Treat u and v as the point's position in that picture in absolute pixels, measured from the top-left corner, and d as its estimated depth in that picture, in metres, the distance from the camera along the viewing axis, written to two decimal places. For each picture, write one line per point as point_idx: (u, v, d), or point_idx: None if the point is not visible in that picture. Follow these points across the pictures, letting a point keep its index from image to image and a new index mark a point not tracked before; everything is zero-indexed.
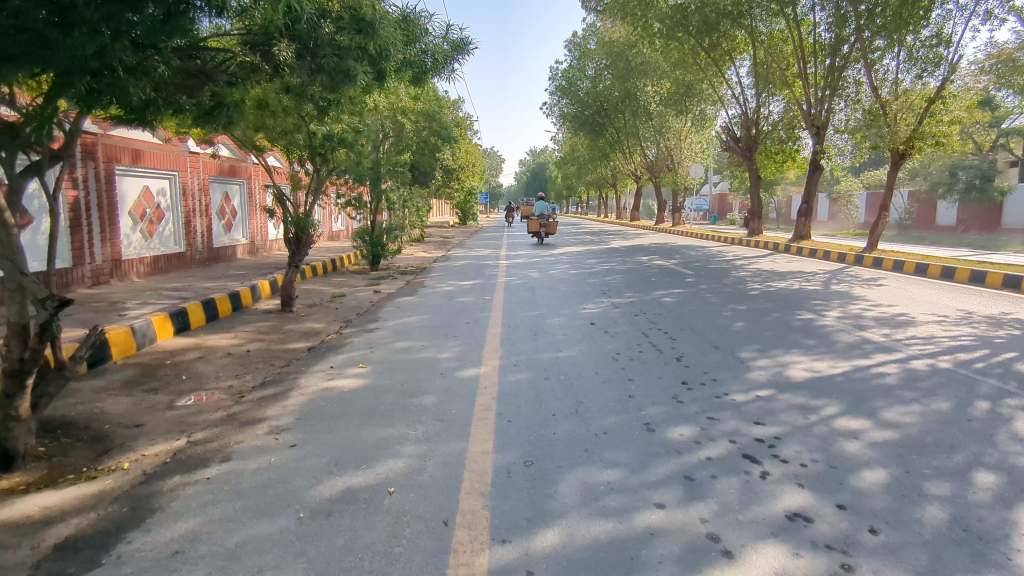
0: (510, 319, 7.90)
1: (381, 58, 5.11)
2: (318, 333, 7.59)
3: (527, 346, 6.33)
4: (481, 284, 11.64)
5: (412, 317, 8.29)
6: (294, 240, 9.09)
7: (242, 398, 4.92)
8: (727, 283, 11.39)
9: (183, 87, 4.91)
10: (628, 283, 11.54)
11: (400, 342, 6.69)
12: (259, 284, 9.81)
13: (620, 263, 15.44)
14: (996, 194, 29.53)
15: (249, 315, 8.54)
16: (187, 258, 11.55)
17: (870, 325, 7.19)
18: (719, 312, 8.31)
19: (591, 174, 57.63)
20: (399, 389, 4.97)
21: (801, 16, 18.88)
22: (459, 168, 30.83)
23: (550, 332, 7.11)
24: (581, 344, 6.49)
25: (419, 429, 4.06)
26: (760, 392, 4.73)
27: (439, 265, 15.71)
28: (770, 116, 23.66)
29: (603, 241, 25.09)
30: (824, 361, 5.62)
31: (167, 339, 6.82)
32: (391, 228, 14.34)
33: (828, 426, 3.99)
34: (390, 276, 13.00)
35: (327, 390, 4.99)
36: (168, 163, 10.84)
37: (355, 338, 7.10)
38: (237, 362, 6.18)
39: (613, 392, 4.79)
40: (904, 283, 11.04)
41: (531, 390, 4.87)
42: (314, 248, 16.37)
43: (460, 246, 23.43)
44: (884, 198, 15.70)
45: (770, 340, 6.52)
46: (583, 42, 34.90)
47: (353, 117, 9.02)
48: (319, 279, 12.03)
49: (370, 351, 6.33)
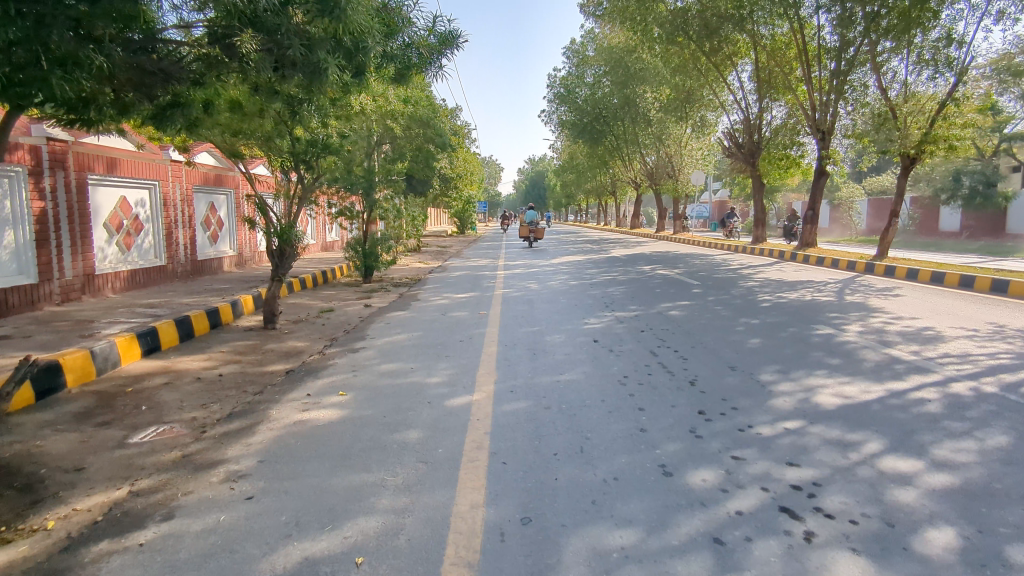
0: (507, 337, 7.35)
1: (356, 52, 4.68)
2: (299, 353, 7.04)
3: (525, 369, 5.78)
4: (478, 297, 11.10)
5: (402, 334, 7.74)
6: (277, 253, 8.54)
7: (204, 433, 4.36)
8: (736, 294, 10.84)
9: (139, 86, 4.45)
10: (632, 294, 11.00)
11: (387, 365, 6.15)
12: (242, 299, 9.26)
13: (622, 273, 14.91)
14: (1000, 200, 29.05)
15: (228, 333, 7.99)
16: (168, 271, 11.02)
17: (896, 341, 6.64)
18: (731, 327, 7.76)
19: (590, 182, 57.24)
20: (380, 423, 4.41)
21: (804, 19, 18.44)
22: (456, 176, 30.42)
23: (550, 351, 6.56)
24: (584, 365, 5.94)
25: (399, 474, 3.50)
26: (788, 423, 4.18)
27: (434, 276, 15.17)
28: (773, 121, 23.22)
29: (604, 249, 24.58)
30: (854, 384, 5.07)
31: (133, 363, 6.27)
32: (384, 238, 13.81)
33: (875, 469, 3.43)
34: (382, 289, 12.48)
35: (300, 424, 4.44)
36: (146, 172, 10.34)
37: (338, 359, 6.55)
38: (206, 389, 5.61)
39: (621, 425, 4.23)
40: (923, 293, 10.49)
41: (529, 423, 4.31)
42: (306, 259, 15.84)
43: (458, 255, 22.92)
44: (894, 204, 15.17)
45: (790, 359, 5.97)
46: (582, 48, 34.52)
47: (340, 121, 8.50)
48: (308, 293, 11.48)
49: (353, 376, 5.78)
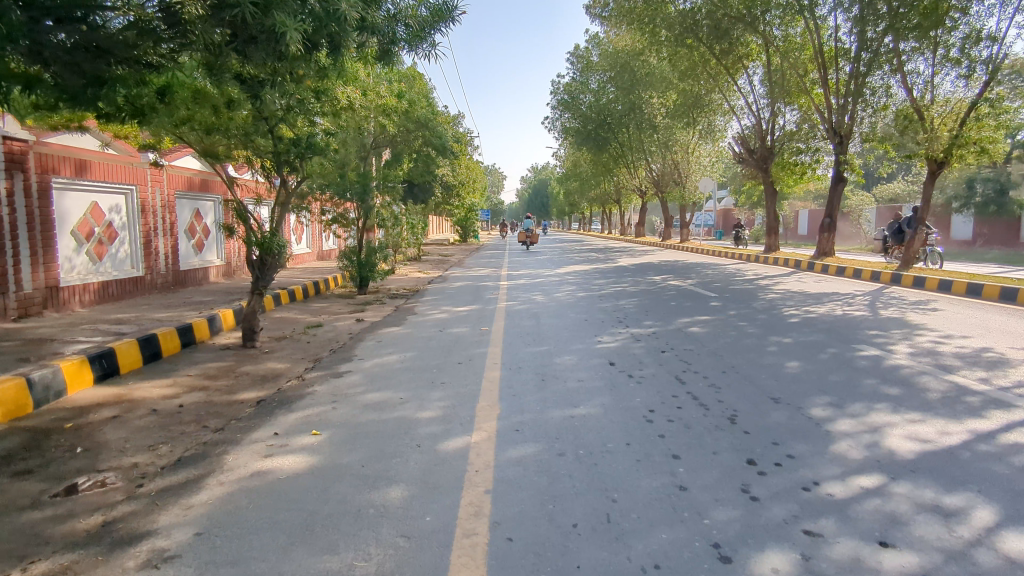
0: (511, 358, 6.53)
1: (322, 22, 3.92)
2: (275, 378, 6.21)
3: (533, 400, 4.96)
4: (479, 311, 10.29)
5: (394, 355, 6.91)
6: (257, 264, 7.75)
7: (138, 489, 3.54)
8: (759, 308, 10.02)
9: (69, 64, 3.84)
10: (645, 308, 10.19)
11: (373, 393, 5.32)
12: (221, 314, 8.46)
13: (632, 284, 14.07)
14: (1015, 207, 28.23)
15: (201, 354, 7.17)
16: (146, 283, 10.24)
17: (956, 366, 5.81)
18: (762, 347, 6.92)
19: (593, 189, 56.54)
20: (357, 475, 3.58)
21: (820, 18, 17.65)
22: (460, 184, 29.75)
23: (561, 377, 5.73)
24: (602, 394, 5.12)
25: (373, 557, 2.68)
26: (864, 480, 3.34)
27: (433, 287, 14.40)
28: (786, 126, 22.47)
29: (610, 258, 23.74)
30: (927, 422, 4.23)
31: (83, 391, 5.47)
32: (381, 246, 13.02)
33: (999, 554, 2.60)
34: (377, 302, 11.70)
35: (259, 475, 3.61)
36: (121, 176, 9.59)
37: (318, 386, 5.71)
38: (159, 424, 4.78)
39: (656, 482, 3.39)
40: (962, 307, 9.64)
41: (541, 479, 3.48)
42: (299, 270, 15.07)
43: (460, 264, 22.20)
44: (922, 211, 14.34)
45: (840, 389, 5.13)
46: (585, 54, 33.83)
47: (330, 118, 7.74)
48: (296, 306, 10.66)
49: (331, 408, 4.94)
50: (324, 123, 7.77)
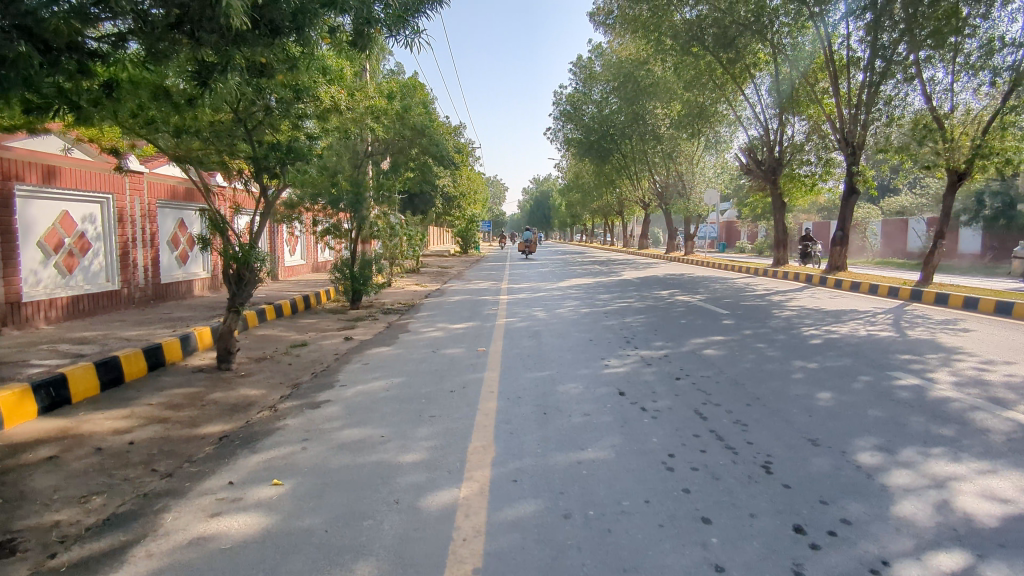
0: (509, 386, 5.87)
1: (277, 1, 3.97)
2: (246, 408, 5.55)
3: (534, 440, 4.31)
4: (476, 328, 9.64)
5: (380, 380, 6.25)
6: (234, 278, 7.12)
7: (48, 561, 2.89)
8: (776, 327, 9.38)
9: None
10: (654, 326, 9.53)
11: (350, 430, 4.67)
12: (196, 333, 7.81)
13: (638, 300, 13.41)
14: None
15: (169, 377, 6.53)
16: (123, 297, 9.61)
17: (1012, 399, 5.16)
18: (787, 374, 6.25)
19: (596, 201, 56.05)
20: (318, 544, 2.93)
21: (831, 26, 17.15)
22: (460, 195, 29.16)
23: (566, 410, 5.08)
24: (613, 433, 4.47)
25: None
26: (945, 559, 2.69)
27: (430, 302, 13.77)
28: (794, 136, 21.89)
29: (614, 272, 23.05)
30: (1001, 475, 3.57)
31: (23, 426, 4.83)
32: (374, 259, 12.37)
33: None
34: (369, 318, 11.06)
35: (198, 544, 2.96)
36: (96, 184, 9.01)
37: (290, 419, 5.06)
38: (100, 467, 4.13)
39: (685, 558, 2.74)
40: (994, 327, 8.99)
41: (544, 552, 2.82)
42: (290, 284, 14.43)
43: (458, 277, 21.56)
44: (941, 224, 13.72)
45: (886, 429, 4.47)
46: (588, 65, 33.38)
47: (318, 122, 7.11)
48: (282, 323, 10.02)
49: (301, 449, 4.29)
50: (313, 126, 7.24)
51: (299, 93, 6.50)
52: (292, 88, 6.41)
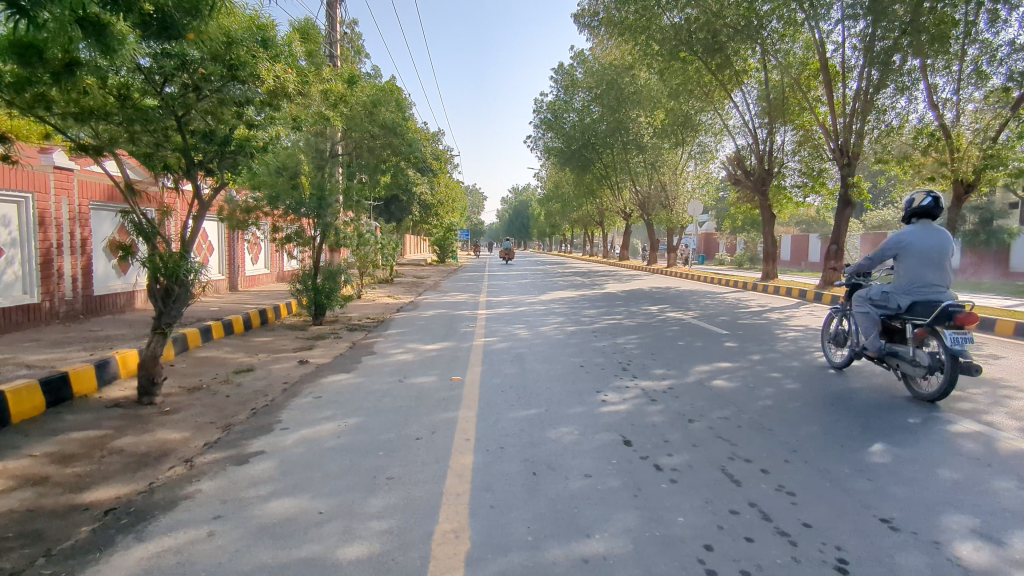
0: (489, 432, 4.79)
1: None
2: (157, 460, 4.40)
3: (525, 523, 3.24)
4: (452, 350, 8.54)
5: (331, 422, 5.12)
6: (161, 294, 5.92)
7: None
8: (786, 351, 8.42)
9: None
10: (652, 349, 8.53)
11: (282, 502, 3.55)
12: (119, 356, 6.59)
13: (627, 316, 12.39)
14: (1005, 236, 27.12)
15: (71, 415, 5.33)
16: (44, 311, 8.34)
17: None
18: (818, 416, 5.27)
19: (577, 212, 55.34)
20: None
21: (824, 32, 16.45)
22: (437, 203, 28.00)
23: (561, 469, 4.02)
24: (626, 509, 3.42)
25: None
26: None
27: (402, 317, 12.62)
28: (784, 146, 21.22)
29: (597, 284, 22.08)
30: None
31: None
32: (339, 270, 11.16)
33: None
34: (331, 336, 9.89)
35: None
36: (12, 180, 7.78)
37: (205, 480, 3.90)
38: None
39: None
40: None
41: None
42: (249, 296, 13.20)
43: (433, 289, 20.42)
44: (947, 239, 12.94)
45: (974, 502, 3.50)
46: (570, 72, 32.42)
47: (269, 113, 5.96)
48: (231, 342, 8.83)
49: (207, 533, 3.17)
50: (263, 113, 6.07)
51: (230, 72, 5.38)
52: (223, 62, 5.32)
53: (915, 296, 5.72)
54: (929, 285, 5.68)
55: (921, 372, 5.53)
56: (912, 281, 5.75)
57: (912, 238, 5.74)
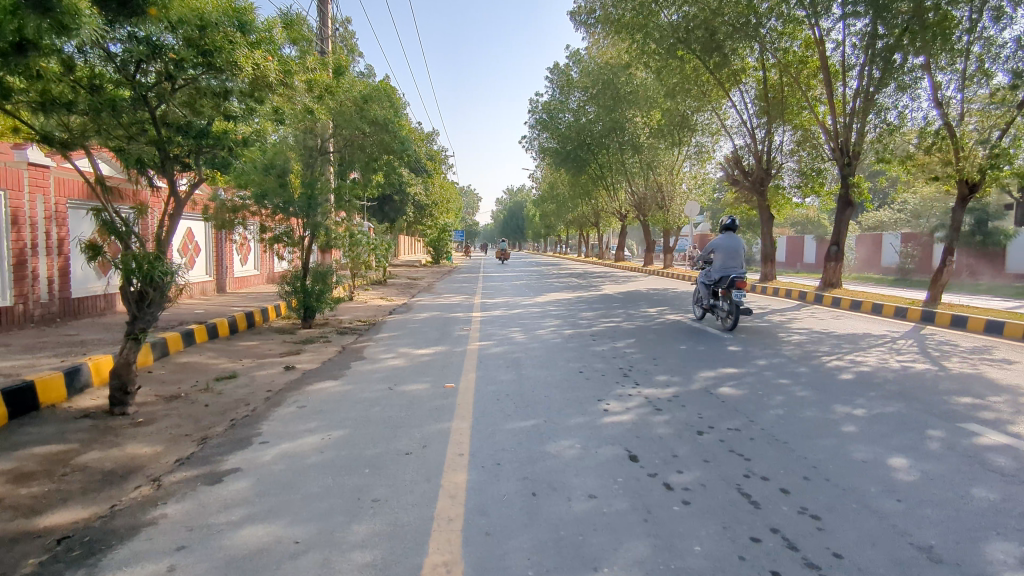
0: (484, 446, 4.44)
1: None
2: (122, 479, 4.03)
3: (524, 555, 2.90)
4: (445, 355, 8.20)
5: (314, 435, 4.77)
6: (136, 297, 5.55)
7: None
8: (792, 356, 8.12)
9: None
10: (653, 354, 8.21)
11: (254, 529, 3.20)
12: (91, 363, 6.22)
13: (625, 319, 12.07)
14: (1001, 237, 26.92)
15: (36, 428, 4.96)
16: (16, 314, 7.95)
17: None
18: (835, 427, 4.96)
19: (572, 213, 55.08)
20: None
21: (824, 29, 16.19)
22: (432, 203, 27.65)
23: (563, 488, 3.68)
24: (635, 536, 3.10)
25: None
26: None
27: (394, 320, 12.26)
28: (782, 146, 20.97)
29: (593, 285, 21.77)
30: None
31: None
32: (328, 272, 10.79)
33: None
34: (320, 340, 9.54)
35: None
36: None
37: (171, 502, 3.55)
38: None
39: None
40: None
41: None
42: (237, 298, 12.82)
43: (427, 290, 20.08)
44: (952, 239, 12.67)
45: (1017, 528, 3.18)
46: (565, 71, 32.09)
47: (250, 104, 5.63)
48: (215, 347, 8.46)
49: (167, 569, 2.82)
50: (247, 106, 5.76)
51: (203, 57, 5.08)
52: (195, 47, 5.02)
53: (722, 272, 10.43)
54: (730, 266, 10.37)
55: (728, 313, 10.24)
56: (719, 265, 10.47)
57: (720, 241, 10.52)
